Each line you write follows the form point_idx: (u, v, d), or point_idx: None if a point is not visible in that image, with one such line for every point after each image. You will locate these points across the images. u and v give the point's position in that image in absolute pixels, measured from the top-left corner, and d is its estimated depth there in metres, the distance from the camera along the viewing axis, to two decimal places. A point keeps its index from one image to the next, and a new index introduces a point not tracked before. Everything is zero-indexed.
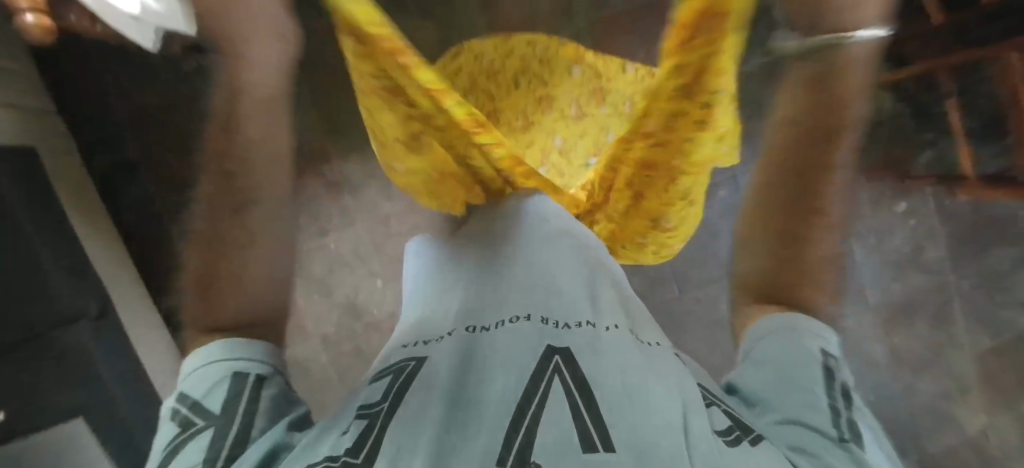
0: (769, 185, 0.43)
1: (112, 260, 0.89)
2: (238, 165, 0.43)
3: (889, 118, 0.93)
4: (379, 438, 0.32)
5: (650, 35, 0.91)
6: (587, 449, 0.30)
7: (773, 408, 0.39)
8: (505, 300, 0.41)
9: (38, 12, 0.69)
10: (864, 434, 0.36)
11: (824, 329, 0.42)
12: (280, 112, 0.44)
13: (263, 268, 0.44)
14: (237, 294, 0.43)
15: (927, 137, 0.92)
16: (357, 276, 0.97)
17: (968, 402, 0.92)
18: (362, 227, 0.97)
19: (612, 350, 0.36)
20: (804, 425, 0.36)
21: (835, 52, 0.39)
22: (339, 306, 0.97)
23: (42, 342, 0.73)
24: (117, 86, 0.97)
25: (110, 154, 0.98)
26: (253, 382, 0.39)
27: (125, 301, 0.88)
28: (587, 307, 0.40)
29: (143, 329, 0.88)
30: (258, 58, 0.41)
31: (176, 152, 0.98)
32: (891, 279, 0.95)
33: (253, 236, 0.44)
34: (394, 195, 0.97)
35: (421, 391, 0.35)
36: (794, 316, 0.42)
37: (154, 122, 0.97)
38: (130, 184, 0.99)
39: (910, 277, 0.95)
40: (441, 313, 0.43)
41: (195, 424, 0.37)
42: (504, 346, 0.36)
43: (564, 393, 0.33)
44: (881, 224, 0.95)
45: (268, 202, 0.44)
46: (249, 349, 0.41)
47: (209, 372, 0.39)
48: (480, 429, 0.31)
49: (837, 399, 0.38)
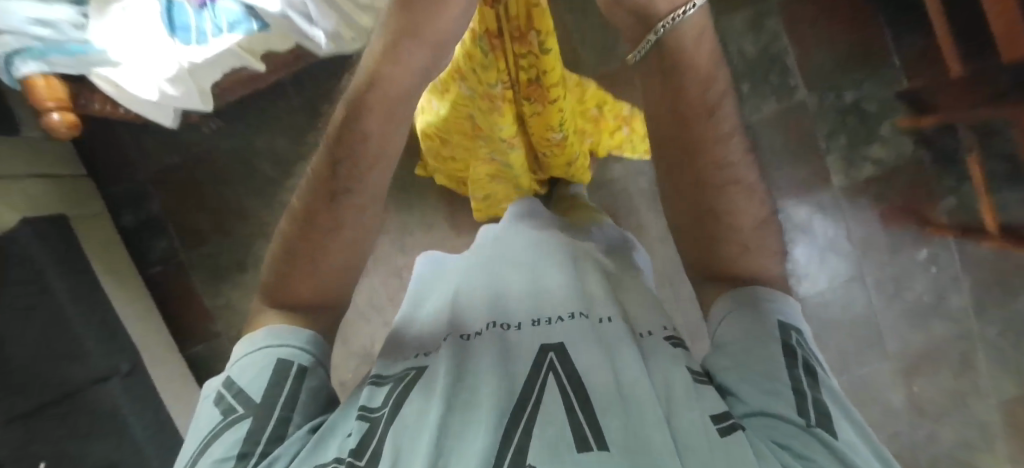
0: (664, 172, 0.41)
1: (135, 315, 0.91)
2: (371, 164, 0.36)
3: (909, 164, 0.93)
4: (379, 443, 0.32)
5: None
6: (581, 446, 0.29)
7: (740, 395, 0.35)
8: (471, 311, 0.42)
9: (63, 109, 0.76)
10: (834, 413, 0.33)
11: (784, 300, 0.39)
12: (411, 111, 0.37)
13: (342, 250, 0.38)
14: (305, 280, 0.39)
15: (947, 183, 0.93)
16: (372, 327, 0.99)
17: (1000, 451, 0.90)
18: (378, 279, 0.99)
19: (604, 344, 0.36)
20: (771, 413, 0.33)
21: (667, 32, 0.36)
22: (356, 356, 0.98)
23: (77, 400, 0.75)
24: (142, 150, 1.02)
25: (135, 213, 1.02)
26: (298, 369, 0.37)
27: (151, 356, 0.90)
28: (577, 301, 0.40)
29: (167, 378, 0.90)
30: (411, 52, 0.34)
31: (196, 211, 1.02)
32: (913, 329, 0.93)
33: (338, 229, 0.38)
34: (408, 247, 0.99)
35: (420, 395, 0.35)
36: (752, 289, 0.39)
37: (177, 180, 1.02)
38: (155, 240, 1.02)
39: (933, 324, 0.93)
40: (452, 314, 0.42)
41: (235, 412, 0.35)
42: (494, 347, 0.37)
43: (560, 390, 0.33)
44: (902, 271, 0.94)
45: (369, 205, 0.38)
46: (299, 336, 0.38)
47: (257, 357, 0.37)
48: (478, 430, 0.31)
49: (803, 379, 0.34)
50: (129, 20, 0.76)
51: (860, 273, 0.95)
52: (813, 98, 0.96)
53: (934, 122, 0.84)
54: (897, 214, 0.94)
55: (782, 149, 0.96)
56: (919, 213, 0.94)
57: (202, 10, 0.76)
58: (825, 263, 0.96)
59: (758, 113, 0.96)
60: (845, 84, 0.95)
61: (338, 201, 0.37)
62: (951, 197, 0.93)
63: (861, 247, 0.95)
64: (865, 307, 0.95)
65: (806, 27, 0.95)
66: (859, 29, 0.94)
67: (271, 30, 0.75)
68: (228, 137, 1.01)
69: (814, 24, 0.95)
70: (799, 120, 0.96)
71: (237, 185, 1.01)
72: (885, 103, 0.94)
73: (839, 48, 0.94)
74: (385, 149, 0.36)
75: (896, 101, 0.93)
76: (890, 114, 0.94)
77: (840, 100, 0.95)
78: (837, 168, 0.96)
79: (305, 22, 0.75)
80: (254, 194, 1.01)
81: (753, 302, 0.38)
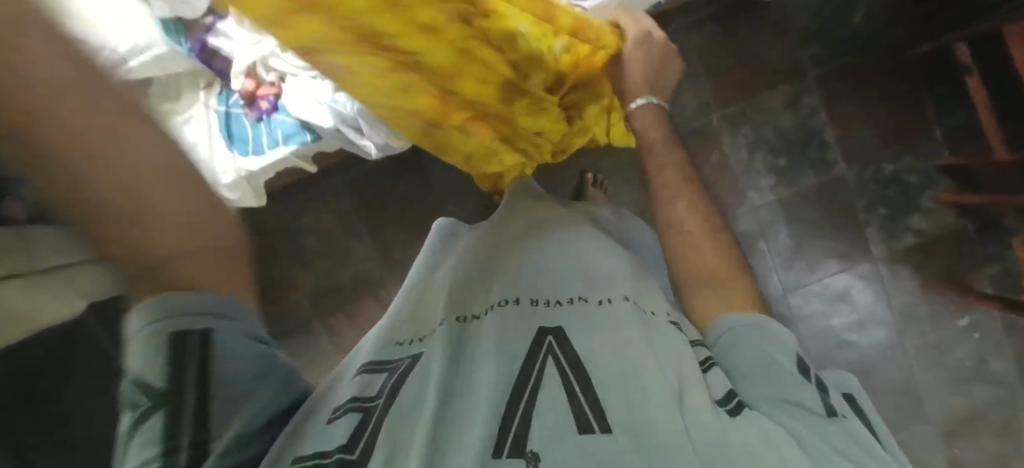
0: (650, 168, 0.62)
1: None
2: (47, 109, 0.28)
3: (950, 232, 0.94)
4: (377, 430, 0.36)
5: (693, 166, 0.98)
6: (584, 430, 0.34)
7: (757, 390, 0.40)
8: (482, 293, 0.46)
9: None
10: (841, 405, 0.39)
11: (782, 331, 0.43)
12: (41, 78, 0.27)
13: (146, 155, 0.32)
14: (171, 234, 0.34)
15: (990, 250, 0.93)
16: None
17: None
18: None
19: (608, 323, 0.41)
20: (794, 402, 0.38)
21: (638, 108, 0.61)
22: None
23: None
24: None
25: None
26: (199, 338, 0.35)
27: None
28: (582, 286, 0.45)
29: None
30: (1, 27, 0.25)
31: None
32: (953, 395, 0.95)
33: (137, 173, 0.32)
34: None
35: (416, 377, 0.39)
36: (761, 318, 0.43)
37: None
38: None
39: (974, 388, 0.94)
40: (462, 291, 0.47)
41: (140, 406, 0.34)
42: (490, 328, 0.42)
43: (558, 372, 0.38)
44: (943, 339, 0.95)
45: (131, 132, 0.31)
46: (200, 300, 0.36)
47: (142, 343, 0.34)
48: (476, 421, 0.35)
49: (810, 377, 0.40)
50: (192, 136, 0.77)
51: (900, 340, 0.96)
52: (853, 172, 0.97)
53: (985, 201, 0.84)
54: (940, 282, 0.95)
55: (820, 221, 0.97)
56: (960, 279, 0.95)
57: (258, 123, 0.77)
58: (864, 331, 0.97)
59: (795, 188, 0.98)
60: (884, 157, 0.96)
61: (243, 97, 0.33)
62: (994, 264, 0.93)
63: (897, 317, 0.96)
64: (902, 374, 0.96)
65: (844, 104, 0.96)
66: (894, 98, 0.95)
67: (323, 140, 0.76)
68: (276, 216, 1.08)
69: (853, 102, 0.96)
70: (840, 194, 0.97)
71: (283, 260, 1.09)
72: (927, 172, 0.94)
73: (876, 123, 0.95)
74: (17, 84, 0.27)
75: (937, 172, 0.94)
76: (930, 186, 0.94)
77: (867, 167, 0.96)
78: (877, 238, 0.97)
79: (355, 134, 0.73)
80: (303, 268, 1.09)
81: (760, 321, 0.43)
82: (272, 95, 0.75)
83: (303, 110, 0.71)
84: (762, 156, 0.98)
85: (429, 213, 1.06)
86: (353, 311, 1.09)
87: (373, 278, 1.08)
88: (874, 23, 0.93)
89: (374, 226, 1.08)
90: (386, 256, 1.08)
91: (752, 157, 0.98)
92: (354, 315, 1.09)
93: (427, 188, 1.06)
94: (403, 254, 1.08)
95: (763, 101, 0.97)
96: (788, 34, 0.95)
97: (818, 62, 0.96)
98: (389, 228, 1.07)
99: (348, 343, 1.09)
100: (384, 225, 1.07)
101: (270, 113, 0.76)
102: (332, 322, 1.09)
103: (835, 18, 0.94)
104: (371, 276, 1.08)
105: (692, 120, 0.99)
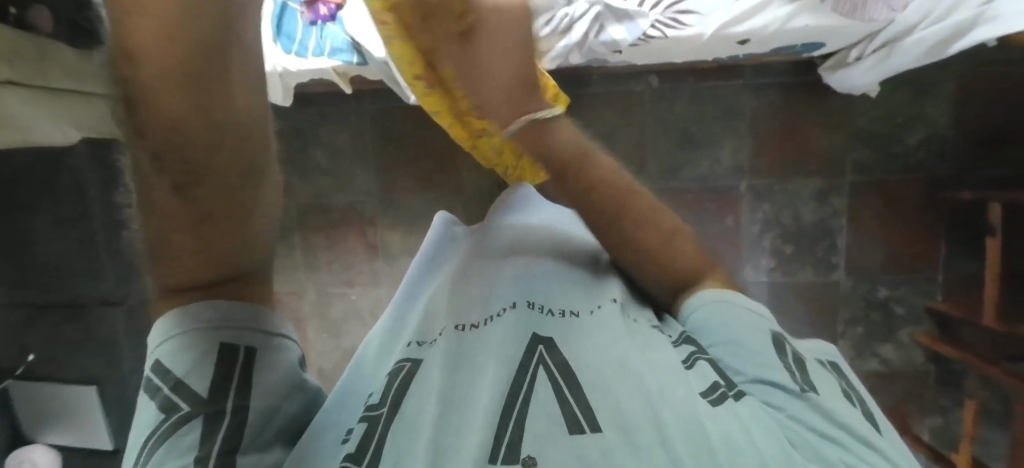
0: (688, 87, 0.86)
1: None
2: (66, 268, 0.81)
3: (913, 371, 0.98)
4: (381, 441, 0.37)
5: (703, 222, 0.99)
6: (574, 429, 0.35)
7: (744, 368, 0.42)
8: (486, 299, 0.48)
9: None
10: (818, 385, 0.41)
11: (752, 306, 0.47)
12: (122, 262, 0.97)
13: None
14: None
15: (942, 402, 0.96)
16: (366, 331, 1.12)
17: None
18: (386, 290, 1.12)
19: (602, 326, 0.43)
20: (771, 381, 0.41)
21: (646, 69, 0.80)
22: (342, 349, 1.13)
23: None
24: None
25: None
26: (245, 353, 0.38)
27: None
28: (576, 299, 0.47)
29: None
30: None
31: None
32: None
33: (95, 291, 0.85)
34: None
35: (418, 385, 0.41)
36: (729, 294, 0.47)
37: None
38: None
39: None
40: (457, 304, 0.48)
41: (181, 409, 0.36)
42: (489, 335, 0.44)
43: (549, 377, 0.39)
44: None
45: None
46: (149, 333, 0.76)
47: (178, 342, 0.37)
48: (470, 428, 0.36)
49: (792, 363, 0.42)
50: None
51: None
52: (849, 281, 0.98)
53: (952, 354, 0.87)
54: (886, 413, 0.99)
55: (800, 317, 0.99)
56: (904, 418, 0.98)
57: (310, 25, 0.82)
58: None
59: (790, 276, 0.99)
60: (883, 279, 0.97)
61: (188, 193, 0.33)
62: (940, 415, 0.97)
63: None
64: None
65: (868, 215, 0.96)
66: (919, 229, 0.96)
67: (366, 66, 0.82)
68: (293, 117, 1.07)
69: (877, 215, 0.96)
70: (829, 296, 0.99)
71: (284, 162, 1.09)
72: (915, 308, 0.97)
73: (891, 247, 0.96)
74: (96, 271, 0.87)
75: (924, 312, 0.97)
76: (913, 323, 0.97)
77: (868, 285, 0.98)
78: (847, 351, 0.99)
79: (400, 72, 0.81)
80: (302, 177, 1.10)
81: (737, 302, 0.46)
82: (334, 4, 0.81)
83: (352, 29, 0.79)
84: (772, 236, 0.98)
85: (442, 169, 1.07)
86: (335, 236, 1.11)
87: (366, 211, 1.10)
88: (927, 152, 0.94)
89: (383, 163, 1.08)
90: (385, 196, 1.09)
91: (761, 234, 0.98)
92: (334, 241, 1.11)
93: (448, 146, 1.07)
94: (403, 200, 1.09)
95: (792, 182, 0.97)
96: (843, 127, 0.95)
97: (860, 168, 0.95)
98: (396, 169, 1.08)
99: (320, 263, 1.12)
100: (394, 164, 1.08)
101: (325, 21, 0.82)
102: (309, 238, 1.12)
103: (895, 131, 0.94)
104: (364, 209, 1.10)
105: (721, 177, 0.98)
